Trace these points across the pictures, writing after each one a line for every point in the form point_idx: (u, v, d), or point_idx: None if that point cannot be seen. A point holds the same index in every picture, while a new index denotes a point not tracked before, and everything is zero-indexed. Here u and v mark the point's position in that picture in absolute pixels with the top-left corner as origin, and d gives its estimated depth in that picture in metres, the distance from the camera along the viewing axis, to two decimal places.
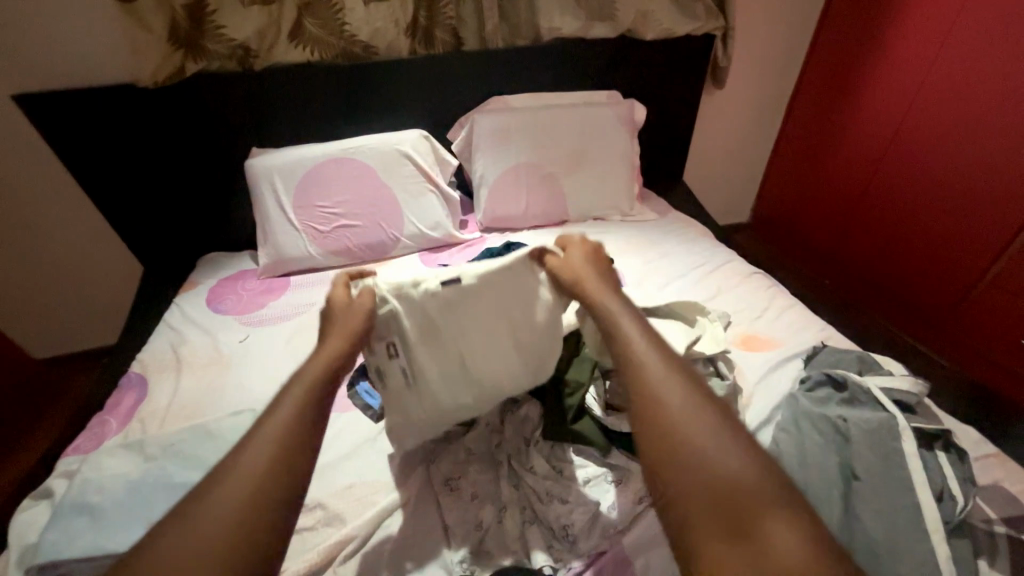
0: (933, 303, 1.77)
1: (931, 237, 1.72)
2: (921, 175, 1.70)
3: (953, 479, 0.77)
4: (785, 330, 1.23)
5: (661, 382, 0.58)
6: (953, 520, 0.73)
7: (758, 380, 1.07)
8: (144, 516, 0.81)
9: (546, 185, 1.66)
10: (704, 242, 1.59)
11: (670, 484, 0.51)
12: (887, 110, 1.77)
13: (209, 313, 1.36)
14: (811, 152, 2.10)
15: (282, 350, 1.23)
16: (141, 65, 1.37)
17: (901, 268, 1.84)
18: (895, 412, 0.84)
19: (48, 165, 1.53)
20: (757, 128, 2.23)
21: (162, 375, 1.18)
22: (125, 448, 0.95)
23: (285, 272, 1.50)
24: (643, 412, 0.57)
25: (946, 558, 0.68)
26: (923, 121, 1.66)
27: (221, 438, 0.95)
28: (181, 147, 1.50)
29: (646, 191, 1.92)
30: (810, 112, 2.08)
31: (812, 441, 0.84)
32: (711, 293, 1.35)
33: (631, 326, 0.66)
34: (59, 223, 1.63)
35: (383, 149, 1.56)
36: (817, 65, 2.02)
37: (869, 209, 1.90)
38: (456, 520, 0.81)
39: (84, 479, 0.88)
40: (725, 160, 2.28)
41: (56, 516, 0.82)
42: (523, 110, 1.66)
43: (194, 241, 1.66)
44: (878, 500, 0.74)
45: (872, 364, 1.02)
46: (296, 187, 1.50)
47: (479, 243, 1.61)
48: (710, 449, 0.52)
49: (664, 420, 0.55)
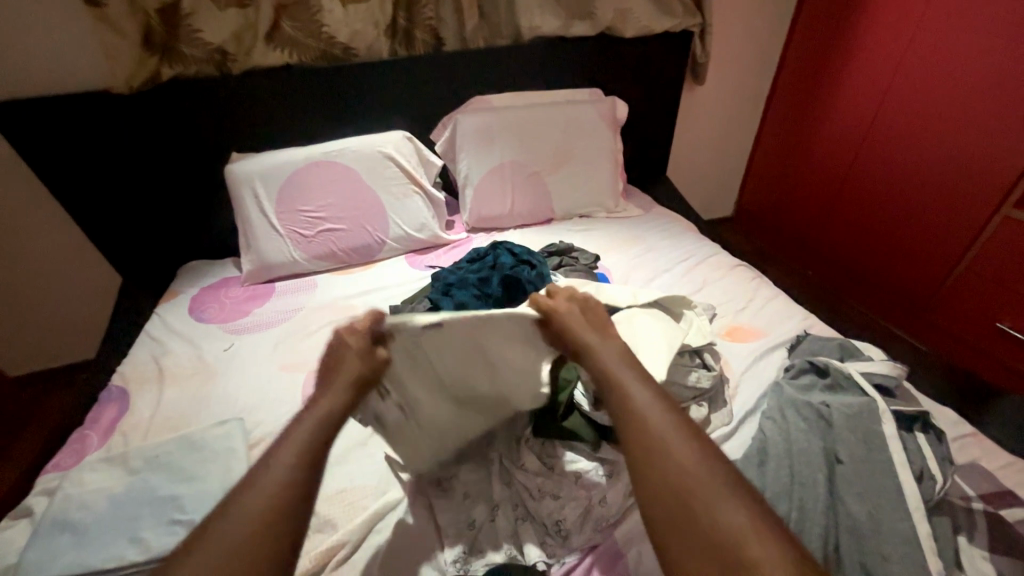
0: (912, 290, 1.81)
1: (907, 225, 1.77)
2: (896, 166, 1.75)
3: (933, 460, 0.79)
4: (768, 321, 1.25)
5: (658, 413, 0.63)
6: (933, 499, 0.75)
7: (744, 370, 1.08)
8: (129, 531, 0.80)
9: (531, 183, 1.66)
10: (688, 236, 1.61)
11: (663, 510, 0.56)
12: (862, 103, 1.82)
13: (192, 323, 1.34)
14: (791, 146, 2.15)
15: (268, 357, 1.21)
16: (116, 71, 1.35)
17: (880, 256, 1.88)
18: (875, 395, 0.87)
19: (19, 175, 1.49)
20: (737, 122, 2.27)
21: (145, 387, 1.15)
22: (108, 462, 0.92)
23: (269, 278, 1.48)
24: (641, 462, 0.60)
25: (928, 537, 0.70)
26: (897, 113, 1.71)
27: (208, 449, 0.94)
28: (159, 154, 1.47)
29: (630, 188, 1.94)
30: (789, 106, 2.13)
31: (797, 427, 0.86)
32: (696, 286, 1.37)
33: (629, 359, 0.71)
34: (32, 235, 1.59)
35: (367, 151, 1.55)
36: (794, 60, 2.06)
37: (847, 200, 1.95)
38: (449, 520, 0.81)
39: (65, 495, 0.86)
40: (707, 155, 2.31)
41: (37, 535, 0.79)
42: (506, 110, 1.66)
43: (174, 249, 1.63)
44: (861, 483, 0.76)
45: (853, 351, 1.04)
46: (278, 191, 1.48)
47: (466, 244, 1.61)
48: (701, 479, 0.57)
49: (660, 472, 0.58)
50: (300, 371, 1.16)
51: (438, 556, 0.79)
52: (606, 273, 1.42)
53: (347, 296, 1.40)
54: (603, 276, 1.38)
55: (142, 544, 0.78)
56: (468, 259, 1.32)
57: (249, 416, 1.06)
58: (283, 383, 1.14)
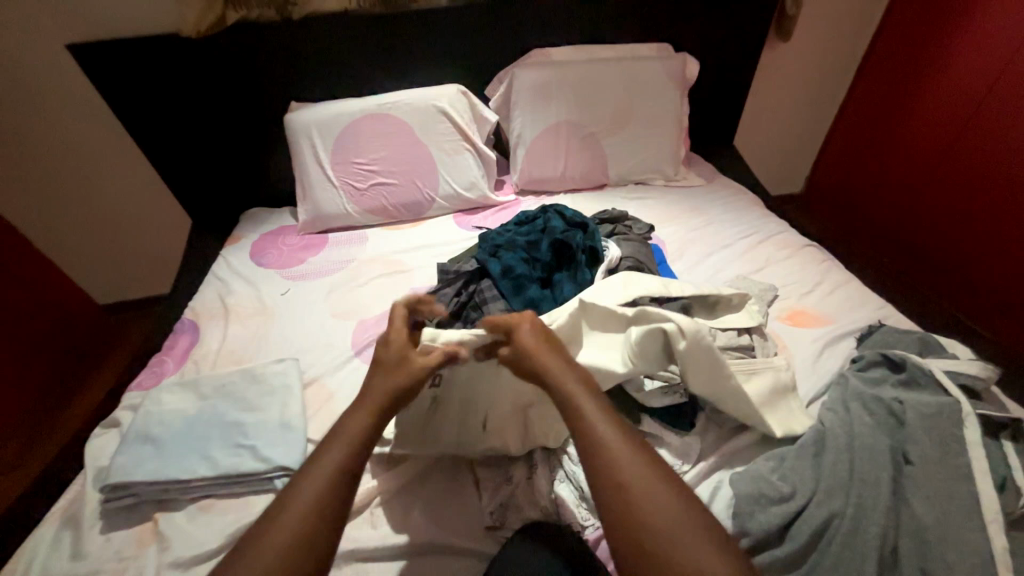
0: (1008, 285, 1.60)
1: (1017, 208, 1.53)
2: (1012, 139, 1.50)
3: (1019, 471, 0.72)
4: (838, 307, 1.15)
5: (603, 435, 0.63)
6: (1013, 513, 0.69)
7: (804, 360, 1.01)
8: (200, 450, 0.88)
9: (586, 145, 1.58)
10: (753, 210, 1.50)
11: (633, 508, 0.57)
12: (982, 63, 1.55)
13: (253, 266, 1.41)
14: (884, 111, 1.89)
15: (321, 303, 1.27)
16: (185, 13, 1.36)
17: (974, 244, 1.67)
18: (960, 397, 0.79)
19: (102, 116, 1.59)
20: (821, 86, 2.03)
21: (212, 322, 1.24)
22: (181, 386, 1.01)
23: (323, 229, 1.52)
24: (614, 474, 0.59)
25: (1004, 552, 0.64)
26: (1021, 79, 1.46)
27: (267, 384, 1.00)
28: (224, 100, 1.51)
29: (692, 155, 1.80)
30: (886, 68, 1.86)
31: (862, 422, 0.79)
32: (758, 265, 1.28)
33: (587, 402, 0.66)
34: (114, 174, 1.71)
35: (420, 105, 1.52)
36: (903, 10, 1.77)
37: (945, 177, 1.71)
38: (487, 473, 0.83)
39: (147, 412, 0.95)
40: (782, 123, 2.10)
41: (124, 443, 0.89)
42: (566, 65, 1.56)
43: (237, 195, 1.70)
44: (931, 487, 0.71)
45: (935, 347, 0.94)
46: (334, 142, 1.49)
47: (513, 206, 1.58)
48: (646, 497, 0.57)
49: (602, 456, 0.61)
50: (351, 320, 1.21)
51: (476, 506, 0.81)
52: (660, 245, 1.35)
53: (397, 251, 1.42)
54: (658, 248, 1.32)
55: (212, 462, 0.86)
56: (517, 222, 1.29)
57: (303, 357, 1.12)
58: (334, 330, 1.19)
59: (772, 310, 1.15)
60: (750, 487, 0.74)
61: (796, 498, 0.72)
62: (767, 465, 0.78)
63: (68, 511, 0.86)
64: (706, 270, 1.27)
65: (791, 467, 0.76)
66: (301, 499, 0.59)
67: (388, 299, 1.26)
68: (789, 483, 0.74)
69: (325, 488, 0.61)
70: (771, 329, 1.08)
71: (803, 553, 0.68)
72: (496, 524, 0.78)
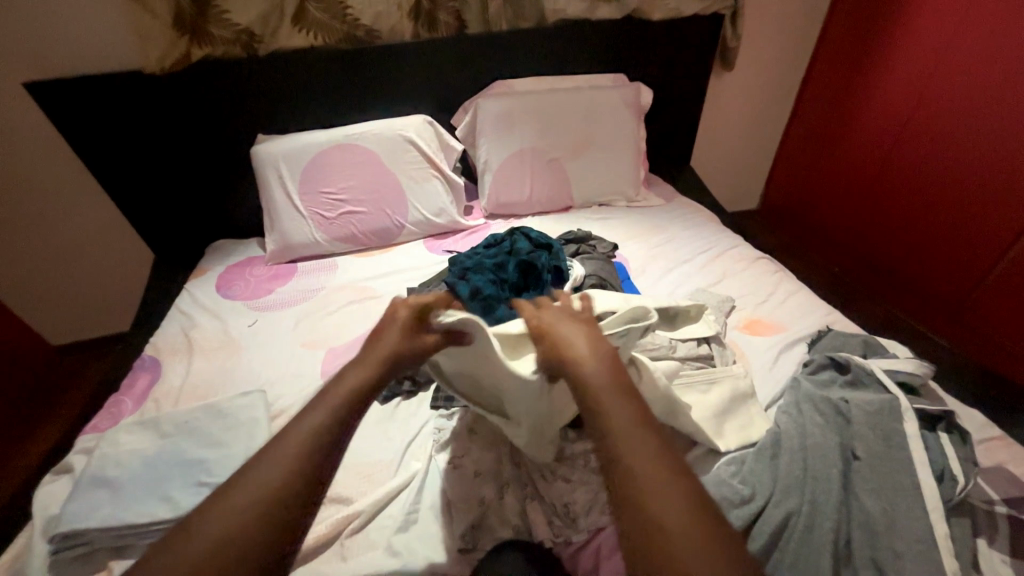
0: (948, 286, 1.74)
1: (946, 217, 1.68)
2: (936, 155, 1.66)
3: (955, 460, 0.77)
4: (790, 315, 1.22)
5: (619, 406, 0.63)
6: (953, 500, 0.74)
7: (761, 365, 1.07)
8: (159, 490, 0.85)
9: (550, 170, 1.65)
10: (709, 227, 1.58)
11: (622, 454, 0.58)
12: (903, 91, 1.72)
13: (219, 298, 1.39)
14: (824, 134, 2.06)
15: (290, 334, 1.25)
16: (147, 51, 1.37)
17: (912, 252, 1.82)
18: (898, 393, 0.84)
19: (59, 152, 1.56)
20: (767, 110, 2.18)
21: (175, 358, 1.21)
22: (140, 425, 0.97)
23: (292, 259, 1.52)
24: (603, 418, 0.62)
25: (945, 537, 0.69)
26: (937, 103, 1.63)
27: (233, 417, 0.98)
28: (189, 134, 1.51)
29: (652, 176, 1.90)
30: (822, 93, 2.03)
31: (813, 422, 0.84)
32: (716, 278, 1.35)
33: (586, 358, 0.69)
34: (71, 211, 1.67)
35: (388, 135, 1.56)
36: (832, 44, 1.96)
37: (881, 191, 1.86)
38: (460, 497, 0.81)
39: (103, 454, 0.91)
40: (734, 145, 2.24)
41: (78, 488, 0.85)
42: (528, 95, 1.64)
43: (202, 228, 1.68)
44: (876, 480, 0.75)
45: (877, 348, 1.01)
46: (302, 173, 1.50)
47: (483, 230, 1.62)
48: (637, 444, 0.59)
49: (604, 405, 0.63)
50: (320, 348, 1.20)
51: (448, 531, 0.80)
52: (624, 263, 1.41)
53: (367, 278, 1.43)
54: (621, 266, 1.37)
55: (172, 503, 0.83)
56: (485, 245, 1.32)
57: (271, 388, 1.10)
58: (304, 359, 1.17)
59: (730, 320, 1.21)
60: (714, 492, 0.75)
61: (756, 499, 0.75)
62: (728, 469, 0.80)
63: (14, 566, 0.81)
64: (667, 285, 1.33)
65: (750, 470, 0.79)
66: (281, 457, 0.59)
67: (358, 326, 1.26)
68: (749, 485, 0.77)
69: (293, 460, 0.59)
70: (729, 338, 1.14)
71: (765, 553, 0.71)
72: (469, 547, 0.77)
